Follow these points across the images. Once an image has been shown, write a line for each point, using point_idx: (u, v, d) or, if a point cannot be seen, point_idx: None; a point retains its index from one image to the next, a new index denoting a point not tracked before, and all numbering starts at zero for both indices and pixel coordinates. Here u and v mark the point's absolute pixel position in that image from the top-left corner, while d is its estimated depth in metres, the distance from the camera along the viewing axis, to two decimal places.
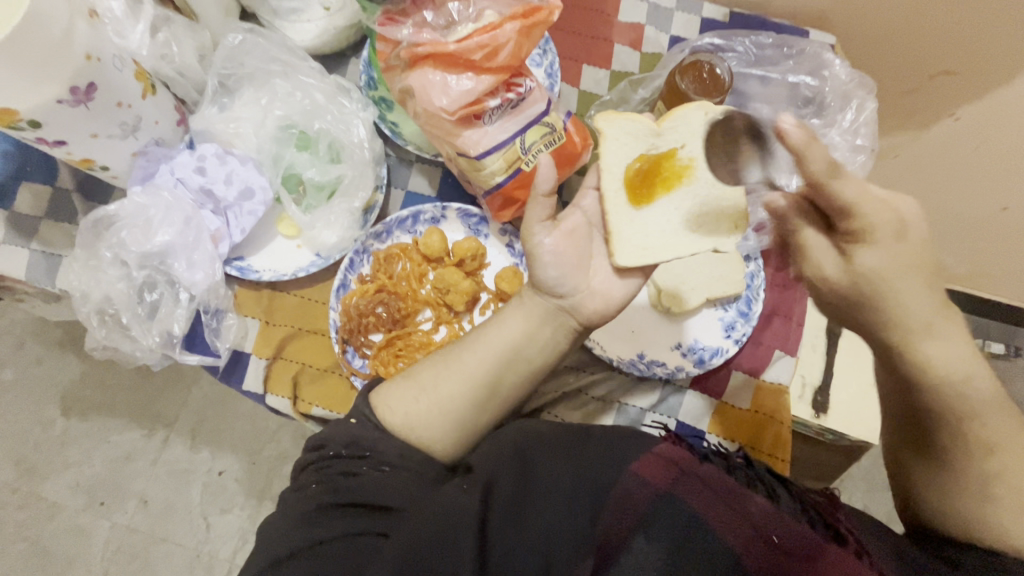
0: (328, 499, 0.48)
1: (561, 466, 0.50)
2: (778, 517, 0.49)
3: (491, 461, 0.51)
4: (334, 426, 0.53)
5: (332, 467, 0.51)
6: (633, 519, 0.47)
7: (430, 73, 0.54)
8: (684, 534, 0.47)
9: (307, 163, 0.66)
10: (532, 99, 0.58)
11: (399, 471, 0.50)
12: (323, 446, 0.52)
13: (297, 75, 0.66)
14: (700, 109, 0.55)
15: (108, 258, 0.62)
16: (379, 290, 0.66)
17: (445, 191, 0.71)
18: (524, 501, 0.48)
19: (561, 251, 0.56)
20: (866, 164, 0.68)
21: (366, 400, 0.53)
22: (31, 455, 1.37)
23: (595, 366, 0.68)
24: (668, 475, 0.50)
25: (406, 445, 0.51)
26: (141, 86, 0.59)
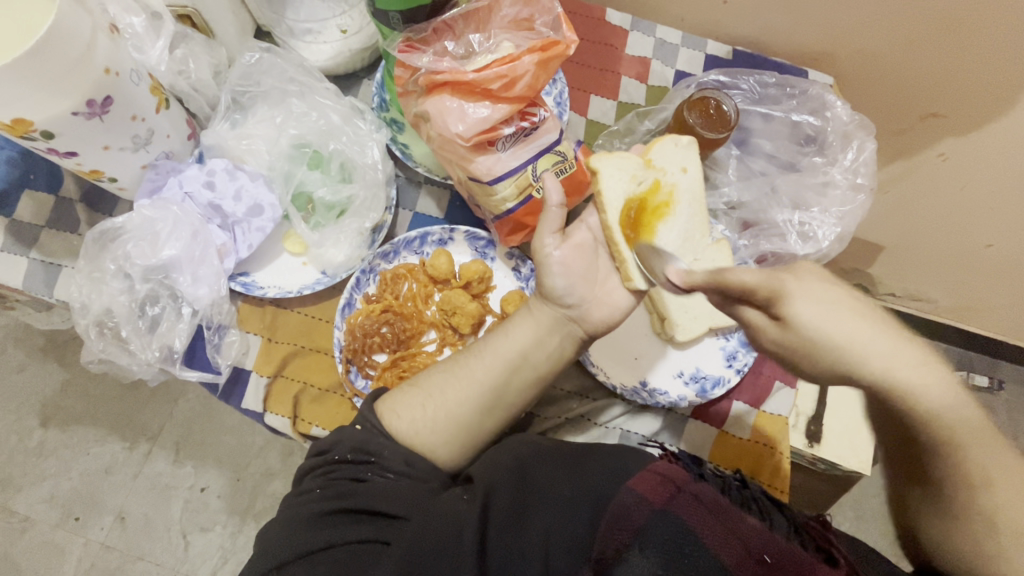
0: (331, 504, 0.49)
1: (559, 480, 0.51)
2: (772, 537, 0.48)
3: (492, 473, 0.52)
4: (342, 430, 0.54)
5: (338, 472, 0.52)
6: (628, 532, 0.47)
7: (447, 99, 0.55)
8: (677, 550, 0.46)
9: (317, 182, 0.66)
10: (545, 129, 0.60)
11: (404, 479, 0.51)
12: (329, 451, 0.53)
13: (314, 95, 0.67)
14: (672, 143, 0.62)
15: (112, 270, 0.61)
16: (384, 310, 0.66)
17: (452, 214, 0.72)
18: (524, 513, 0.48)
19: (570, 263, 0.58)
20: (865, 202, 0.70)
21: (371, 406, 0.55)
22: (6, 466, 1.33)
23: (598, 392, 0.68)
24: (664, 492, 0.49)
25: (411, 453, 0.52)
26: (156, 100, 0.59)
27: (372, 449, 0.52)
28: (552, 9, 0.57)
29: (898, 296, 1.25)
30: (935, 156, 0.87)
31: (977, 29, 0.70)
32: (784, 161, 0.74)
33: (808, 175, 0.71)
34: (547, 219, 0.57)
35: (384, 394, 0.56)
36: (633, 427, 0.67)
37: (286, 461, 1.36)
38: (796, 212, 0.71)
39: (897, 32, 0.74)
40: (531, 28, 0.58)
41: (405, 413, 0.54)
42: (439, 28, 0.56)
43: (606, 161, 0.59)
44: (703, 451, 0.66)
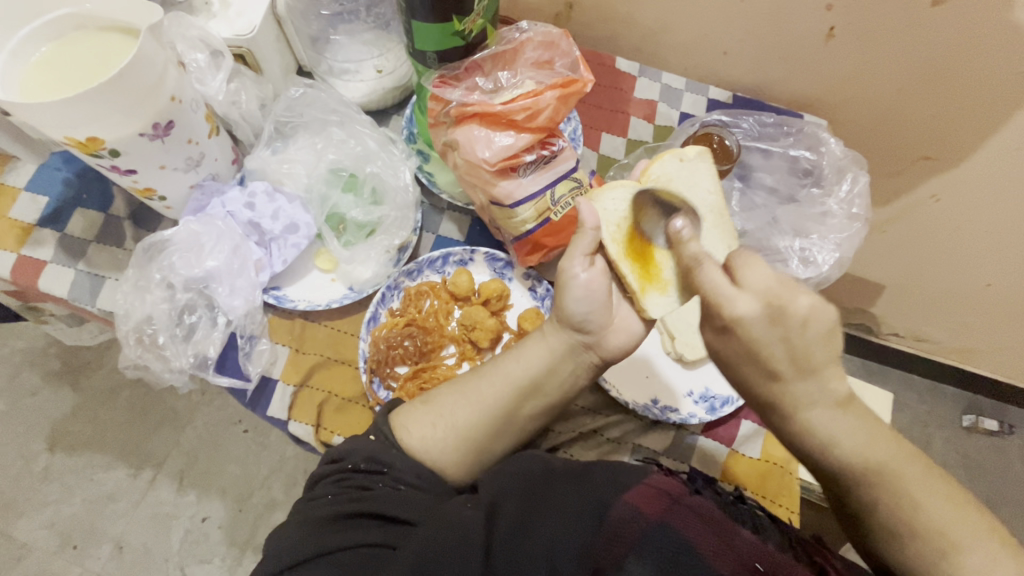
0: (340, 510, 0.50)
1: (564, 490, 0.51)
2: (767, 551, 0.47)
3: (497, 484, 0.52)
4: (356, 439, 0.56)
5: (348, 479, 0.53)
6: (627, 543, 0.45)
7: (475, 129, 0.61)
8: (676, 561, 0.43)
9: (350, 205, 0.72)
10: (563, 157, 0.65)
11: (413, 490, 0.52)
12: (340, 460, 0.55)
13: (353, 125, 0.73)
14: (675, 159, 0.62)
15: (156, 280, 0.65)
16: (408, 323, 0.69)
17: (473, 237, 0.77)
18: (529, 520, 0.48)
19: (594, 285, 0.58)
20: (862, 231, 0.75)
21: (386, 417, 0.57)
22: (9, 490, 1.32)
23: (610, 409, 0.70)
24: (660, 504, 0.48)
25: (421, 467, 0.54)
26: (209, 126, 0.66)
27: (383, 460, 0.53)
28: (570, 53, 0.65)
29: (900, 335, 1.30)
30: (929, 197, 0.93)
31: (956, 80, 0.76)
32: (784, 194, 0.79)
33: (806, 206, 0.77)
34: (580, 240, 0.57)
35: (401, 407, 0.58)
36: (645, 444, 0.68)
37: (290, 492, 1.35)
38: (797, 239, 0.76)
39: (885, 81, 0.80)
40: (552, 69, 0.65)
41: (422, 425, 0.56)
42: (469, 67, 0.63)
43: (601, 194, 0.61)
44: (715, 469, 0.67)
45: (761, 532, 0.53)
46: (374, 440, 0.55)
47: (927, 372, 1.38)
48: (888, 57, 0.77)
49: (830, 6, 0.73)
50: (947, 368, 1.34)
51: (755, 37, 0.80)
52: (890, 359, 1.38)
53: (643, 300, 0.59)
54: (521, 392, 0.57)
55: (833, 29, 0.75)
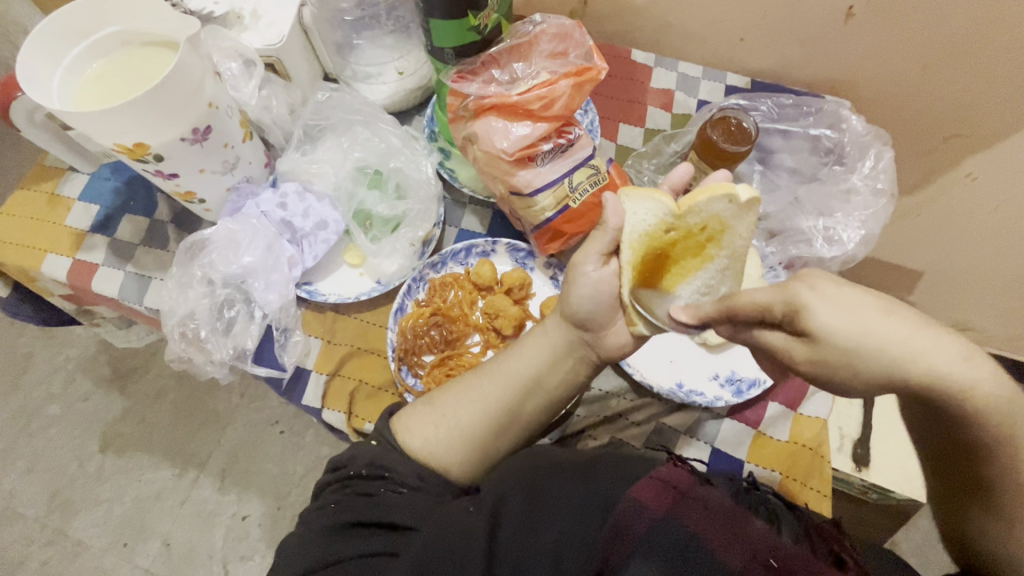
0: (343, 518, 0.52)
1: (566, 486, 0.51)
2: (781, 543, 0.46)
3: (500, 482, 0.53)
4: (358, 446, 0.58)
5: (353, 485, 0.55)
6: (630, 541, 0.45)
7: (493, 120, 0.63)
8: (681, 557, 0.43)
9: (376, 200, 0.74)
10: (579, 145, 0.66)
11: (416, 492, 0.54)
12: (343, 467, 0.57)
13: (376, 124, 0.76)
14: (725, 197, 0.52)
15: (198, 276, 0.69)
16: (433, 313, 0.71)
17: (494, 229, 0.78)
18: (531, 518, 0.48)
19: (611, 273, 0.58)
20: (889, 207, 0.73)
21: (388, 424, 0.59)
22: (65, 490, 1.40)
23: (635, 393, 0.70)
24: (666, 498, 0.47)
25: (424, 468, 0.56)
26: (243, 131, 0.70)
27: (384, 465, 0.55)
28: (584, 43, 0.66)
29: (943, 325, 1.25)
30: (964, 175, 0.90)
31: (986, 52, 0.74)
32: (806, 173, 0.78)
33: (830, 184, 0.76)
34: (598, 239, 0.56)
35: (400, 413, 0.61)
36: (670, 426, 0.68)
37: None
38: (821, 219, 0.75)
39: (909, 59, 0.79)
40: (566, 59, 0.66)
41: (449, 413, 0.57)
42: (485, 61, 0.65)
43: (635, 197, 0.56)
44: (740, 451, 0.67)
45: (777, 522, 0.52)
46: (377, 445, 0.58)
47: None
48: (912, 31, 0.75)
49: None
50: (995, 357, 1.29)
51: (772, 20, 0.79)
52: None
53: (636, 317, 0.57)
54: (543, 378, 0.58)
55: (852, 7, 0.75)
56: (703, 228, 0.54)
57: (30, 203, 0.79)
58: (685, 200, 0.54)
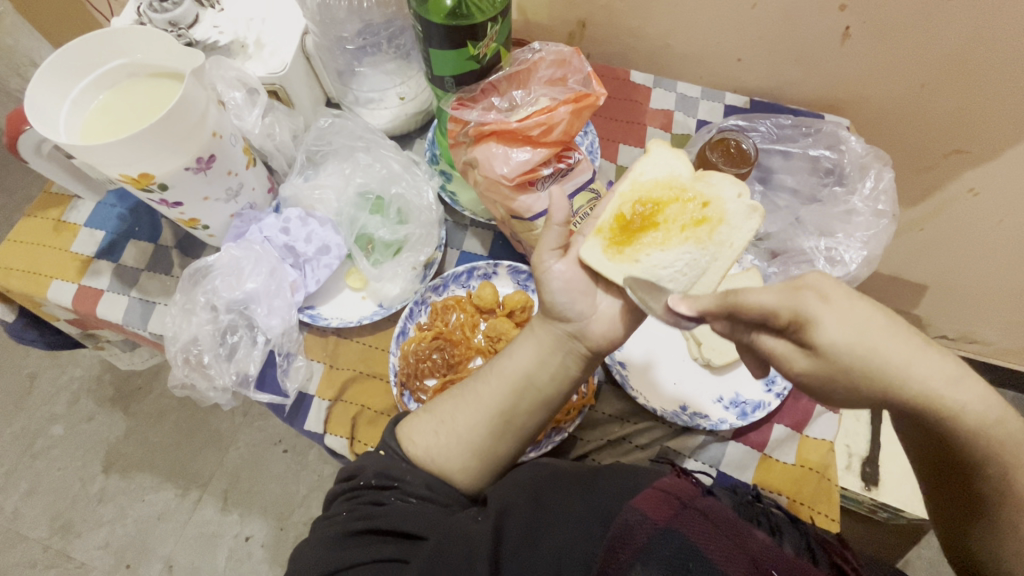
0: (355, 525, 0.51)
1: (574, 499, 0.51)
2: (779, 552, 0.47)
3: (507, 493, 0.51)
4: (367, 456, 0.57)
5: (362, 496, 0.54)
6: (631, 551, 0.45)
7: (493, 146, 0.64)
8: (682, 566, 0.44)
9: (378, 225, 0.75)
10: (579, 169, 0.67)
11: (426, 503, 0.53)
12: (353, 475, 0.56)
13: (378, 150, 0.77)
14: (734, 189, 0.60)
15: (201, 302, 0.69)
16: (435, 336, 0.71)
17: (496, 252, 0.79)
18: (539, 529, 0.48)
19: (570, 279, 0.59)
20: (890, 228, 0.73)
21: (395, 432, 0.58)
22: (68, 511, 1.40)
23: (638, 416, 0.70)
24: (667, 509, 0.48)
25: (430, 476, 0.55)
26: (246, 158, 0.71)
27: (394, 475, 0.54)
28: (582, 69, 0.67)
29: (950, 339, 1.24)
30: (966, 191, 0.90)
31: (983, 71, 0.74)
32: (806, 194, 0.78)
33: (829, 204, 0.76)
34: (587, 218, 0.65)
35: (404, 420, 0.60)
36: (674, 449, 0.68)
37: None
38: (823, 238, 0.75)
39: (908, 77, 0.79)
40: (565, 85, 0.67)
41: (459, 431, 0.57)
42: (485, 89, 0.66)
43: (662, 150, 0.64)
44: (745, 474, 0.67)
45: (777, 535, 0.53)
46: (383, 456, 0.57)
47: (983, 375, 1.32)
48: (908, 51, 0.76)
49: (844, 5, 0.72)
50: (1005, 371, 1.29)
51: (769, 42, 0.80)
52: None
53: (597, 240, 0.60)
54: (547, 405, 0.58)
55: (848, 28, 0.75)
56: (702, 205, 0.60)
57: (36, 229, 0.80)
58: (700, 174, 0.62)
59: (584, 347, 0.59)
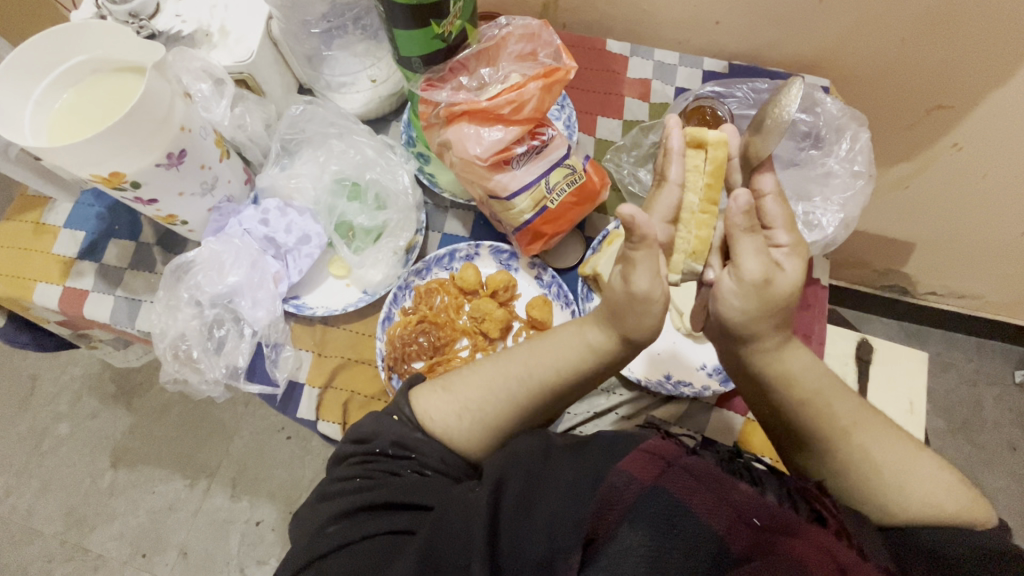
0: (358, 498, 0.51)
1: (565, 464, 0.49)
2: (765, 504, 0.46)
3: (502, 461, 0.51)
4: (379, 421, 0.56)
5: (377, 463, 0.54)
6: (619, 510, 0.45)
7: (465, 126, 0.63)
8: (667, 523, 0.43)
9: (356, 211, 0.75)
10: (554, 145, 0.66)
11: (438, 475, 0.53)
12: (366, 442, 0.56)
13: (352, 136, 0.76)
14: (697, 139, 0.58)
15: (185, 298, 0.70)
16: (420, 320, 0.72)
17: (477, 232, 0.79)
18: (530, 497, 0.47)
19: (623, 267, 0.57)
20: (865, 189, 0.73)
21: (408, 399, 0.57)
22: (81, 506, 1.43)
23: (624, 387, 0.71)
24: (653, 469, 0.47)
25: (445, 451, 0.55)
26: (219, 151, 0.70)
27: (408, 445, 0.54)
28: (552, 43, 0.66)
29: (938, 295, 1.27)
30: (950, 146, 0.89)
31: (965, 23, 0.73)
32: (785, 159, 0.77)
33: (807, 168, 0.76)
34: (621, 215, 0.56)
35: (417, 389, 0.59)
36: (659, 418, 0.69)
37: None
38: (800, 204, 0.75)
39: (889, 33, 0.77)
40: (535, 60, 0.66)
41: (447, 412, 0.57)
42: (454, 68, 0.66)
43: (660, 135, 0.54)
44: (730, 438, 0.68)
45: (759, 486, 0.49)
46: (396, 421, 0.56)
47: (973, 328, 1.34)
48: (889, 5, 0.74)
49: None
50: (995, 323, 1.31)
51: (747, 3, 0.78)
52: (928, 318, 1.36)
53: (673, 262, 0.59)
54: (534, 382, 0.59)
55: None
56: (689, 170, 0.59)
57: (17, 233, 0.79)
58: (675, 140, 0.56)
59: (568, 325, 0.60)
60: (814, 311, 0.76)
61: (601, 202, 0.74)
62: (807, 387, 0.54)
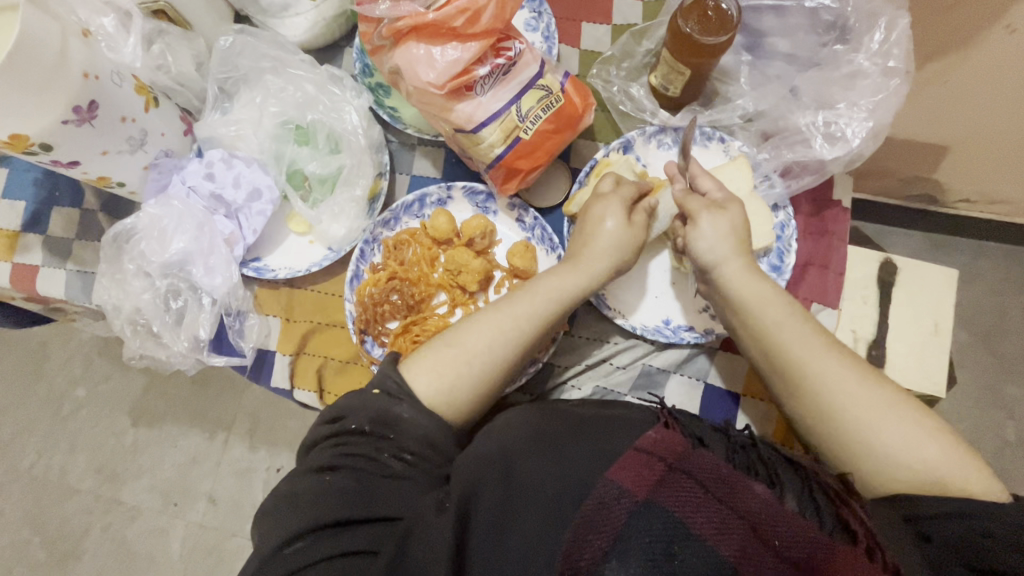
0: (322, 514, 0.45)
1: (545, 470, 0.48)
2: (779, 510, 0.45)
3: (473, 469, 0.49)
4: (358, 398, 0.53)
5: (351, 444, 0.51)
6: (608, 534, 0.43)
7: (414, 48, 0.53)
8: (664, 554, 0.42)
9: (308, 157, 0.66)
10: (524, 62, 0.57)
11: (412, 467, 0.50)
12: (342, 420, 0.52)
13: (287, 69, 0.66)
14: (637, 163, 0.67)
15: (132, 270, 0.64)
16: (391, 278, 0.65)
17: (449, 172, 0.70)
18: (508, 510, 0.46)
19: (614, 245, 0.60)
20: (901, 90, 0.61)
21: (396, 368, 0.54)
22: (111, 462, 1.47)
23: (618, 335, 0.65)
24: (648, 478, 0.46)
25: (428, 429, 0.52)
26: (144, 99, 0.61)
27: (389, 423, 0.51)
28: None
29: (971, 203, 1.12)
30: None
31: None
32: (805, 59, 0.65)
33: (830, 68, 0.64)
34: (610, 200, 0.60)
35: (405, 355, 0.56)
36: (657, 367, 0.64)
37: None
38: (820, 113, 0.64)
39: None
40: None
41: (429, 376, 0.54)
42: None
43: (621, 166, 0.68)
44: (735, 384, 0.63)
45: (777, 487, 0.48)
46: (378, 395, 0.53)
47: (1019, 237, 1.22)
48: None
49: None
50: None
51: None
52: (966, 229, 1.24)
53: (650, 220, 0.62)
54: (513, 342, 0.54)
55: None
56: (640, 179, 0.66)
57: None
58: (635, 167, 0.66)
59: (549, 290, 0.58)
60: (834, 238, 0.67)
61: (586, 126, 0.63)
62: (782, 338, 0.54)
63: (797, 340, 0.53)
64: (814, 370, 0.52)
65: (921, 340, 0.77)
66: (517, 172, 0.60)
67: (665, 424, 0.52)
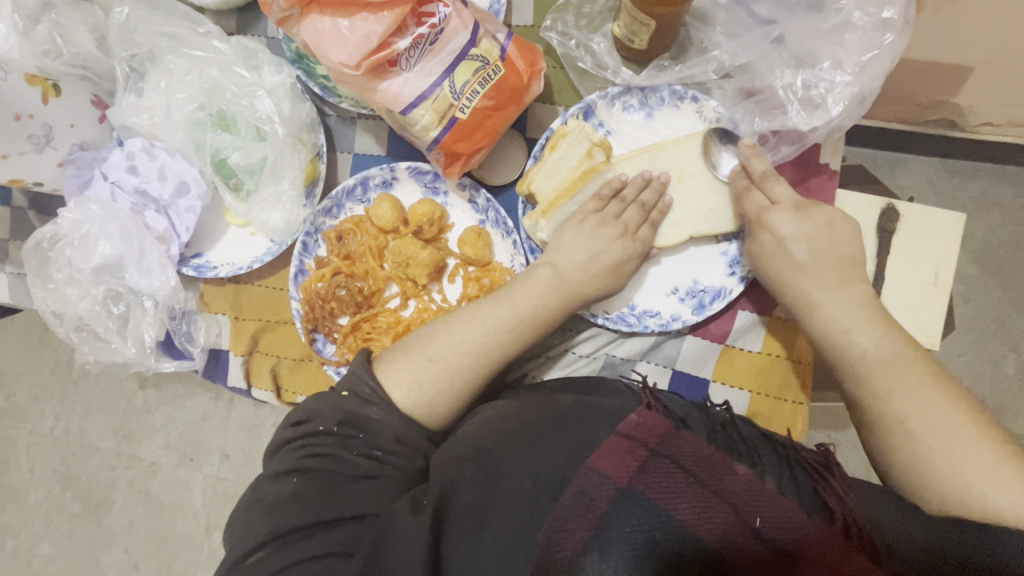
0: (291, 519, 0.39)
1: (522, 458, 0.41)
2: (764, 490, 0.41)
3: (450, 467, 0.43)
4: (322, 398, 0.46)
5: (315, 446, 0.43)
6: (589, 524, 0.38)
7: (319, 21, 0.46)
8: (647, 541, 0.37)
9: (231, 145, 0.60)
10: (452, 29, 0.49)
11: (387, 464, 0.43)
12: (308, 422, 0.45)
13: (191, 49, 0.59)
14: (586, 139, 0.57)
15: (63, 279, 0.61)
16: (336, 273, 0.61)
17: (394, 148, 0.63)
18: (484, 506, 0.39)
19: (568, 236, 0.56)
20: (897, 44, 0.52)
21: (369, 371, 0.48)
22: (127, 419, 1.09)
23: (582, 322, 0.62)
24: (631, 463, 0.40)
25: (402, 428, 0.46)
26: (39, 90, 0.55)
27: (359, 423, 0.44)
28: None
29: None
30: None
31: None
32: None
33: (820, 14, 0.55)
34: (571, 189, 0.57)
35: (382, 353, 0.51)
36: (622, 356, 0.61)
37: None
38: (800, 73, 0.56)
39: None
40: None
41: (400, 383, 0.48)
42: None
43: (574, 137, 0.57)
44: (704, 370, 0.60)
45: (758, 466, 0.44)
46: (346, 397, 0.47)
47: None
48: None
49: None
50: None
51: None
52: None
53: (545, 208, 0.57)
54: (469, 352, 0.50)
55: None
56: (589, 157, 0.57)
57: None
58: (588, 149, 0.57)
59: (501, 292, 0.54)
60: (819, 209, 0.61)
61: (537, 94, 0.55)
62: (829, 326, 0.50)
63: (852, 329, 0.49)
64: (868, 366, 0.47)
65: (926, 298, 0.63)
66: (466, 154, 0.53)
67: (646, 403, 0.46)
